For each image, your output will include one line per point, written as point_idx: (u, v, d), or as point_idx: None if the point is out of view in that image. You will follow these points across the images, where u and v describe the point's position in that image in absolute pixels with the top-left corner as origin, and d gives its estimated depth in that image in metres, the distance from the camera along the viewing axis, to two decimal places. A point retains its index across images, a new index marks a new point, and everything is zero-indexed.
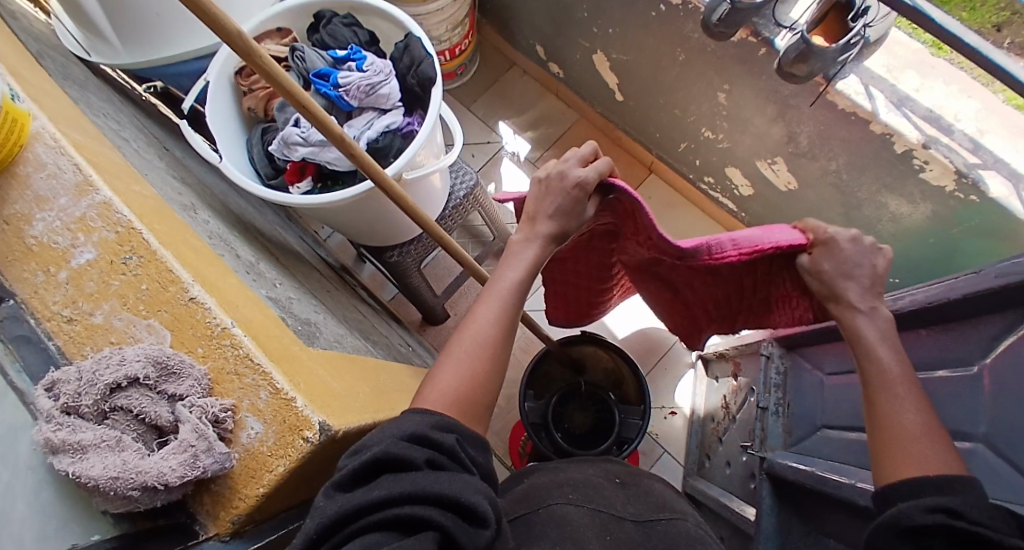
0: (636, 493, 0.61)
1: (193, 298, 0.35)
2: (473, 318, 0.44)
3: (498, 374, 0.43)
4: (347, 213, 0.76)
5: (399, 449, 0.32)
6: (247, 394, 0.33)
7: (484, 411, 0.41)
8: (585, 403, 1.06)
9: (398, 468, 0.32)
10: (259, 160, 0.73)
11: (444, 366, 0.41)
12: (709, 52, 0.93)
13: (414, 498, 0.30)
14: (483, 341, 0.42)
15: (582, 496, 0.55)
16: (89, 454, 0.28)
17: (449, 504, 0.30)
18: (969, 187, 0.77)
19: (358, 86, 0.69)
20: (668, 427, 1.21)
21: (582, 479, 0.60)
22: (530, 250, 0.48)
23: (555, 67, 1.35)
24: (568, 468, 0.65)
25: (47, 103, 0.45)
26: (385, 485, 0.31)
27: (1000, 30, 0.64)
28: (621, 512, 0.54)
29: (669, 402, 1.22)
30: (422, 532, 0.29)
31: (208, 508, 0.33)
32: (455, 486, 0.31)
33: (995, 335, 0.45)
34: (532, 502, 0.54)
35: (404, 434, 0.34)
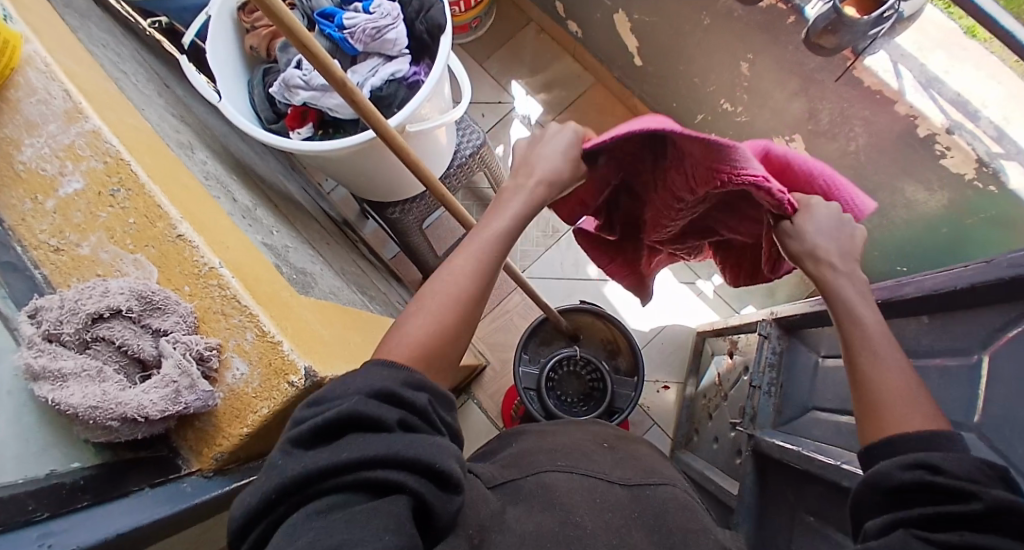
0: (623, 457, 0.61)
1: (181, 235, 0.35)
2: (445, 269, 0.42)
3: (469, 328, 0.42)
4: (350, 164, 0.74)
5: (369, 409, 0.31)
6: (233, 334, 0.33)
7: (449, 363, 0.41)
8: (578, 370, 1.07)
9: (367, 427, 0.31)
10: (261, 103, 0.71)
11: (413, 316, 0.40)
12: (734, 18, 0.89)
13: (387, 462, 0.29)
14: (453, 294, 0.41)
15: (569, 462, 0.55)
16: (70, 382, 0.28)
17: (422, 469, 0.30)
18: (990, 177, 0.75)
19: (364, 29, 0.65)
20: (660, 400, 1.22)
21: (570, 444, 0.60)
22: (516, 198, 0.46)
23: (573, 25, 1.29)
24: (556, 431, 0.66)
25: (38, 25, 0.44)
26: (352, 446, 0.30)
27: None
28: (609, 476, 0.54)
29: (663, 375, 1.22)
30: (392, 496, 0.29)
31: (192, 444, 0.33)
32: (428, 450, 0.31)
33: (998, 327, 0.44)
34: (520, 468, 0.54)
35: (372, 390, 0.32)
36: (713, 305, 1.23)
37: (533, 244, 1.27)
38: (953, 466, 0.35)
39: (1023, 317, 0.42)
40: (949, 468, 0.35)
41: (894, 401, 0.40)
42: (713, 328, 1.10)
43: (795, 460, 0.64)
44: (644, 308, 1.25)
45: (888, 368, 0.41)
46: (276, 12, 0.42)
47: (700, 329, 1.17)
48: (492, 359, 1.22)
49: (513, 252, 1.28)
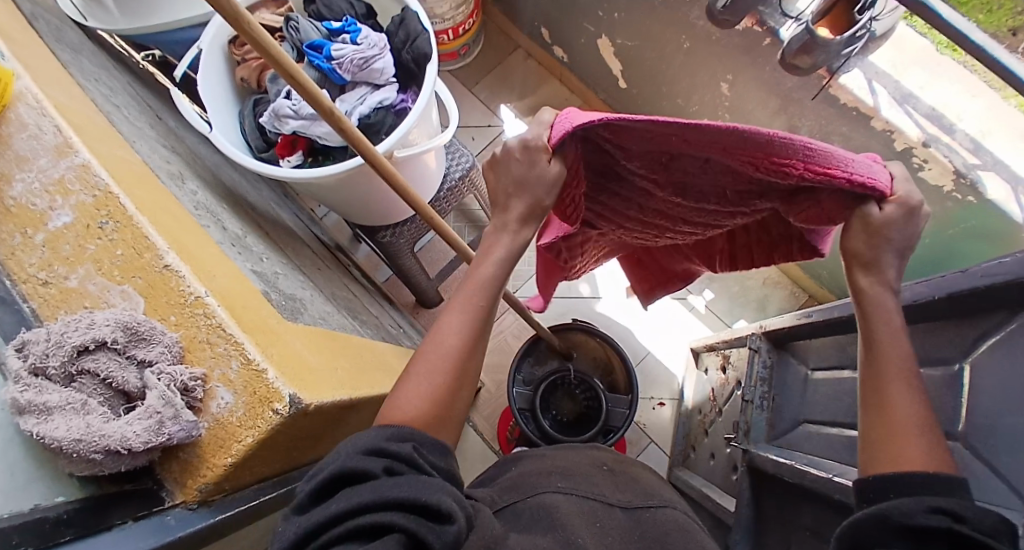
0: (625, 481, 0.62)
1: (167, 266, 0.35)
2: (441, 324, 0.43)
3: (469, 384, 0.42)
4: (339, 189, 0.75)
5: (355, 462, 0.33)
6: (218, 365, 0.33)
7: (455, 422, 0.41)
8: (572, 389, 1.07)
9: (355, 480, 0.32)
10: (251, 132, 0.72)
11: (413, 375, 0.41)
12: (713, 41, 0.92)
13: (374, 507, 0.30)
14: (452, 349, 0.41)
15: (569, 485, 0.55)
16: (54, 416, 0.28)
17: (411, 506, 0.31)
18: (968, 188, 0.76)
19: (351, 59, 0.67)
20: (657, 418, 1.21)
21: (571, 467, 0.61)
22: (500, 244, 0.46)
23: (559, 50, 1.33)
24: (556, 455, 0.66)
25: (31, 62, 0.45)
26: (342, 498, 0.31)
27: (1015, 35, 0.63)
28: (610, 499, 0.55)
29: (658, 391, 1.22)
30: (384, 536, 0.29)
31: (177, 476, 0.33)
32: (416, 490, 0.31)
33: (979, 336, 0.45)
34: (522, 492, 0.54)
35: (361, 448, 0.34)
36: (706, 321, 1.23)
37: (525, 264, 1.28)
38: (974, 515, 0.33)
39: (1001, 325, 0.43)
40: (971, 515, 0.33)
41: (883, 414, 0.40)
42: (705, 342, 1.10)
43: (788, 474, 0.64)
44: (637, 324, 1.25)
45: (872, 381, 0.42)
46: (263, 45, 0.43)
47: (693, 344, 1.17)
48: (487, 380, 1.22)
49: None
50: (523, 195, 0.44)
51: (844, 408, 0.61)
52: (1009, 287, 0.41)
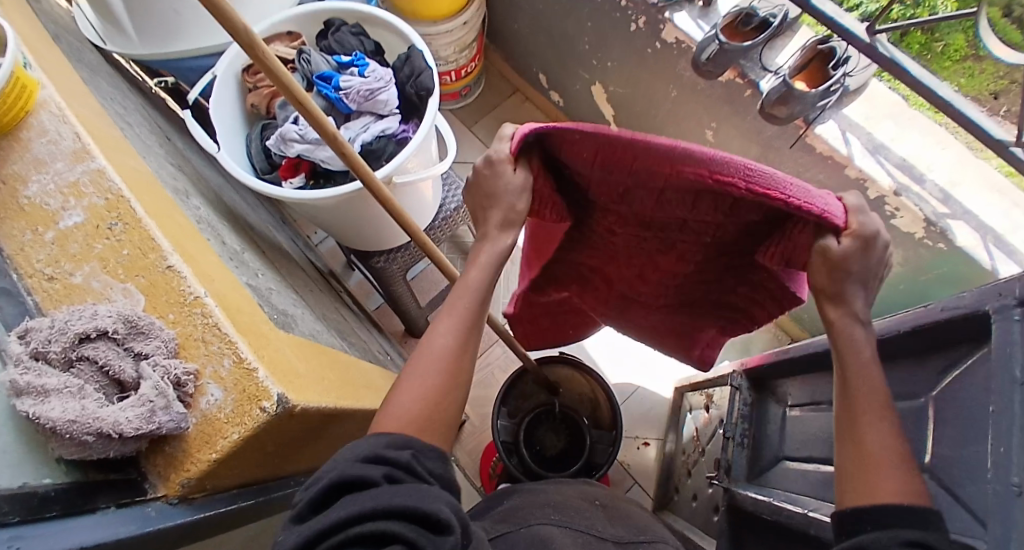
0: (617, 516, 0.62)
1: (170, 266, 0.37)
2: (432, 332, 0.44)
3: (461, 389, 0.43)
4: (338, 212, 0.78)
5: (356, 471, 0.34)
6: (211, 361, 0.34)
7: (444, 429, 0.41)
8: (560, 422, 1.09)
9: (359, 489, 0.33)
10: (256, 154, 0.75)
11: (406, 380, 0.42)
12: (699, 91, 0.98)
13: (378, 513, 0.31)
14: (440, 355, 0.42)
15: (563, 518, 0.55)
16: (50, 398, 0.29)
17: (414, 515, 0.32)
18: (938, 236, 0.80)
19: (358, 90, 0.72)
20: (641, 455, 1.21)
21: (563, 501, 0.61)
22: (484, 249, 0.48)
23: (555, 95, 1.39)
24: (549, 489, 0.66)
25: (57, 77, 0.48)
26: (347, 505, 0.32)
27: (996, 98, 0.71)
28: (601, 533, 0.55)
29: (643, 433, 1.23)
30: (388, 545, 0.30)
31: (161, 469, 0.33)
32: (418, 498, 0.32)
33: (941, 370, 0.47)
34: (514, 523, 0.54)
35: (360, 456, 0.35)
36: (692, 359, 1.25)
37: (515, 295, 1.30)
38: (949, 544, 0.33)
39: (961, 358, 0.45)
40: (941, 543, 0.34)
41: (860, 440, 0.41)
42: (691, 382, 1.11)
43: (766, 510, 0.65)
44: (623, 361, 1.27)
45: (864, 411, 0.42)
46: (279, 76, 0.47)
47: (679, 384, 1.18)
48: (472, 411, 1.21)
49: (496, 304, 1.30)
50: (499, 205, 0.47)
51: (820, 441, 0.63)
52: (968, 322, 0.43)
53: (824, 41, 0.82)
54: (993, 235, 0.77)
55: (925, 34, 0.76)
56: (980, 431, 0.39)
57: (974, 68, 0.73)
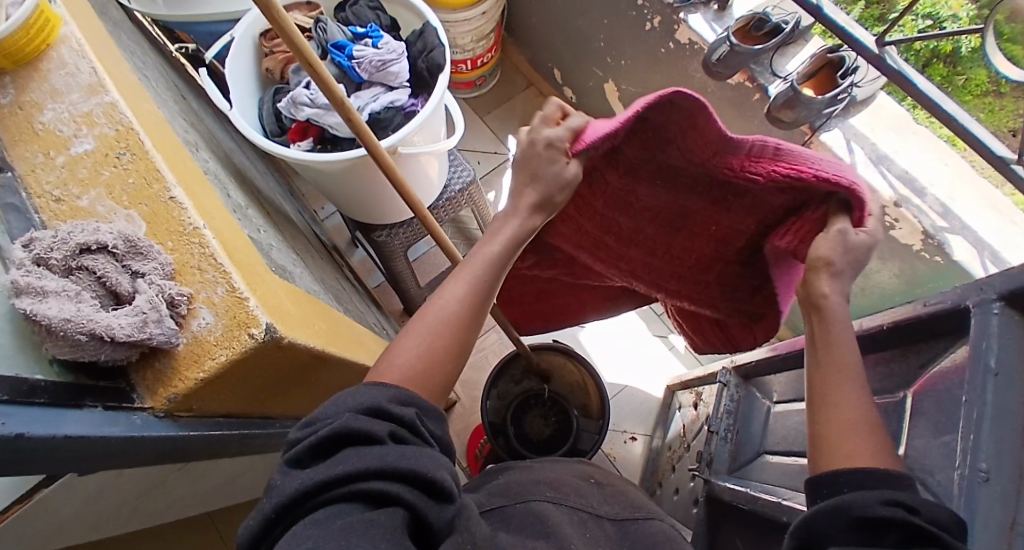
0: (611, 492, 0.63)
1: (172, 198, 0.38)
2: (441, 292, 0.44)
3: (460, 358, 0.43)
4: (343, 179, 0.79)
5: (361, 424, 0.34)
6: (204, 287, 0.35)
7: (438, 390, 0.42)
8: (546, 411, 1.11)
9: (360, 441, 0.33)
10: (268, 117, 0.77)
11: (408, 338, 0.42)
12: (709, 93, 0.99)
13: (380, 474, 0.31)
14: (447, 318, 0.43)
15: (557, 494, 0.56)
16: (49, 298, 0.31)
17: (413, 480, 0.32)
18: (935, 248, 0.81)
19: (370, 61, 0.73)
20: (627, 452, 1.22)
21: (558, 478, 0.62)
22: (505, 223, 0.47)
23: (568, 91, 1.40)
24: (543, 467, 0.67)
25: (79, 17, 0.50)
26: (348, 461, 0.32)
27: (1015, 135, 0.69)
28: (598, 511, 0.56)
29: (631, 428, 1.23)
30: (385, 507, 0.31)
31: (148, 384, 0.35)
32: (422, 463, 0.33)
33: (921, 365, 0.47)
34: (508, 498, 0.55)
35: (360, 407, 0.35)
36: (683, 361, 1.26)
37: None
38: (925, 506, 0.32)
39: (942, 351, 0.45)
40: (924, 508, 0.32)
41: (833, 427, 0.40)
42: (681, 380, 1.12)
43: (743, 502, 0.66)
44: (616, 358, 1.28)
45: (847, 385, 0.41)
46: (295, 43, 0.48)
47: (671, 382, 1.18)
48: (463, 396, 1.23)
49: None
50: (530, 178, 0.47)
51: (800, 436, 0.63)
52: (946, 315, 0.44)
53: (835, 50, 0.82)
54: (991, 251, 0.77)
55: (948, 65, 0.76)
56: (949, 421, 0.40)
57: (996, 105, 0.72)
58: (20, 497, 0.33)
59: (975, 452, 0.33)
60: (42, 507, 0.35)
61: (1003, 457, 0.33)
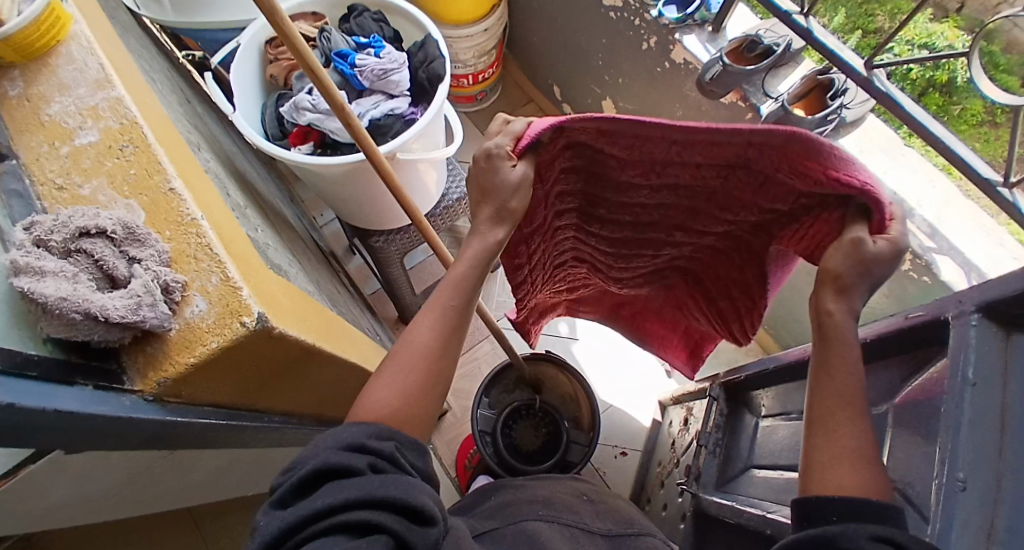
0: (605, 509, 0.64)
1: (172, 189, 0.40)
2: (415, 323, 0.44)
3: (443, 384, 0.44)
4: (342, 183, 0.81)
5: (340, 459, 0.35)
6: (200, 276, 0.36)
7: (427, 418, 0.43)
8: (537, 419, 1.10)
9: (340, 475, 0.35)
10: (270, 121, 0.79)
11: (385, 374, 0.42)
12: (703, 112, 1.01)
13: (363, 503, 0.34)
14: (422, 348, 0.43)
15: (550, 514, 0.57)
16: (47, 278, 0.32)
17: (394, 506, 0.34)
18: (923, 268, 0.82)
19: (372, 69, 0.75)
20: (618, 467, 1.21)
21: (551, 496, 0.62)
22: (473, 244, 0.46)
23: (567, 107, 1.43)
24: (537, 485, 0.67)
25: (89, 16, 0.52)
26: (329, 495, 0.34)
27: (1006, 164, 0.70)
28: (591, 528, 0.57)
29: (622, 442, 1.23)
30: (370, 534, 0.33)
31: (139, 367, 0.35)
32: (401, 491, 0.35)
33: (903, 376, 0.48)
34: (501, 519, 0.55)
35: (341, 443, 0.37)
36: (675, 376, 1.27)
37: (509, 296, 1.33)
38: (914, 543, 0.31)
39: (925, 362, 0.46)
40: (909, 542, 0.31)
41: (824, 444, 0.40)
42: (673, 396, 1.13)
43: (729, 515, 0.66)
44: (608, 372, 1.28)
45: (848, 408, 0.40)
46: (297, 49, 0.49)
47: (663, 399, 1.19)
48: (454, 406, 1.23)
49: (489, 302, 1.33)
50: (489, 200, 0.46)
51: (787, 449, 0.64)
52: (927, 326, 0.45)
53: (825, 72, 0.85)
54: (977, 272, 0.79)
55: (943, 95, 0.77)
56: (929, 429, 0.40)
57: (991, 135, 0.73)
58: (1, 474, 0.34)
59: (951, 461, 0.33)
60: (29, 486, 0.36)
61: (980, 465, 0.33)
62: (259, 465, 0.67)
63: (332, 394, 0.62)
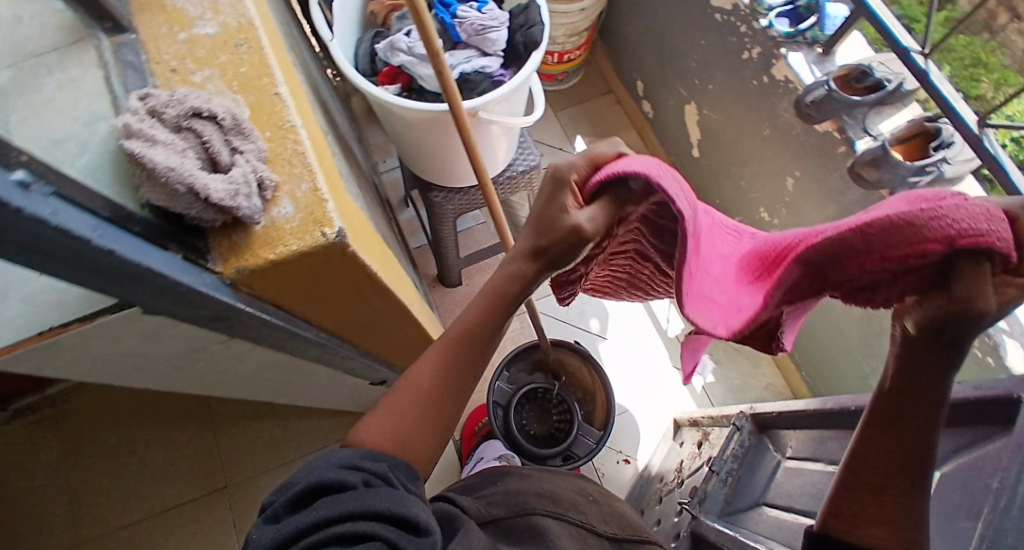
0: (609, 512, 0.63)
1: (277, 94, 0.41)
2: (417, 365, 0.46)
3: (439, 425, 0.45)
4: (418, 131, 0.81)
5: (332, 475, 0.37)
6: (291, 180, 0.38)
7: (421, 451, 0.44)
8: (549, 407, 1.09)
9: (334, 491, 0.37)
10: (363, 56, 0.80)
11: (380, 412, 0.44)
12: (792, 135, 0.98)
13: (356, 514, 0.35)
14: (419, 391, 0.44)
15: (557, 506, 0.59)
16: (158, 147, 0.33)
17: (385, 516, 0.35)
18: (989, 348, 0.77)
19: (471, 23, 0.75)
20: (618, 472, 1.21)
21: (555, 490, 0.62)
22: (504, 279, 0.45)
23: (647, 105, 1.41)
24: (540, 477, 0.65)
25: None
26: (322, 508, 0.35)
27: None
28: (596, 526, 0.59)
29: (627, 449, 1.22)
30: (360, 541, 0.34)
31: (222, 252, 0.36)
32: (392, 503, 0.36)
33: (956, 447, 0.46)
34: (509, 505, 0.58)
35: (338, 462, 0.39)
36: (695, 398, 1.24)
37: None
38: None
39: (984, 438, 0.44)
40: None
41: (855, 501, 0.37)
42: (690, 416, 1.10)
43: (729, 543, 0.65)
44: (630, 378, 1.27)
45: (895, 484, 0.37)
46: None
47: (678, 416, 1.16)
48: None
49: None
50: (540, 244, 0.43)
51: (807, 494, 0.62)
52: (999, 402, 0.43)
53: (933, 120, 0.80)
54: None
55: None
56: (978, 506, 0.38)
57: None
58: (85, 317, 0.33)
59: None
60: (95, 348, 0.37)
61: None
62: (288, 383, 0.70)
63: (372, 329, 0.63)
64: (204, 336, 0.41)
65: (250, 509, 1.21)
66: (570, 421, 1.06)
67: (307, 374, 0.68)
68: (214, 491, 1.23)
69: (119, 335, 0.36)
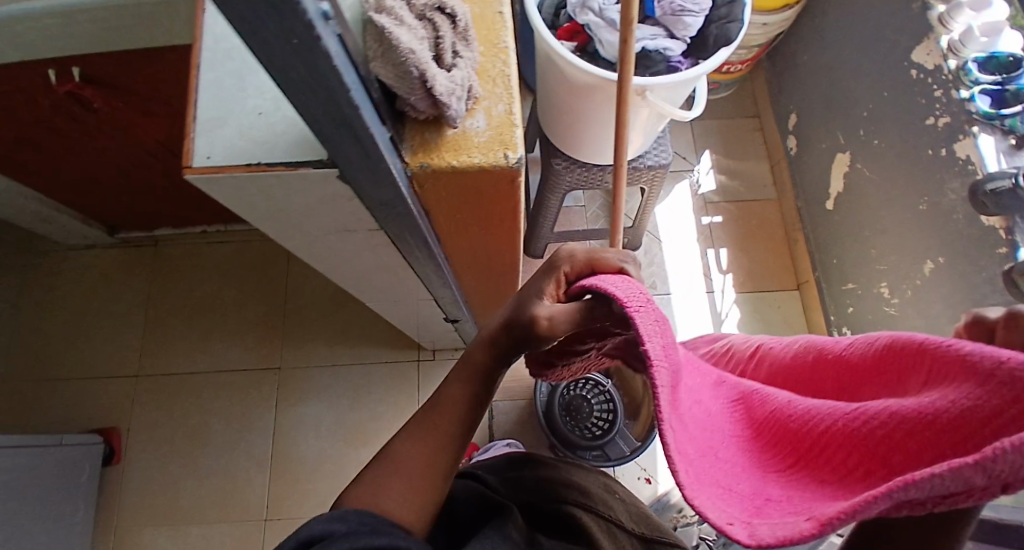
0: (637, 514, 0.59)
1: (500, 13, 0.41)
2: (406, 442, 0.50)
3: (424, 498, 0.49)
4: (572, 93, 0.81)
5: (315, 531, 0.40)
6: (489, 99, 0.39)
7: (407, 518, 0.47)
8: (587, 403, 1.07)
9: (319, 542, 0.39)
10: (550, 5, 0.81)
11: (365, 486, 0.48)
12: (951, 221, 0.92)
13: None
14: (413, 461, 0.49)
15: (588, 500, 0.57)
16: (402, 27, 0.34)
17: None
18: None
19: (672, 2, 0.74)
20: (636, 489, 1.18)
21: (583, 484, 0.60)
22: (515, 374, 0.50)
23: (792, 140, 1.35)
24: (569, 468, 0.63)
25: None
26: None
27: None
28: (627, 526, 0.56)
29: (648, 469, 1.19)
30: None
31: (413, 145, 0.38)
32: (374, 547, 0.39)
33: None
34: (542, 497, 0.57)
35: (320, 517, 0.41)
36: None
37: None
38: None
39: None
40: None
41: None
42: None
43: None
44: None
45: None
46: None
47: None
48: None
49: None
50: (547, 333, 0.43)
51: None
52: None
53: None
54: None
55: None
56: None
57: None
58: (289, 164, 0.35)
59: None
60: (274, 202, 0.40)
61: None
62: (385, 291, 0.73)
63: (481, 266, 0.64)
64: (360, 217, 0.44)
65: (293, 395, 1.30)
66: (607, 424, 1.04)
67: (406, 288, 0.70)
68: (268, 368, 1.32)
69: (301, 192, 0.38)
